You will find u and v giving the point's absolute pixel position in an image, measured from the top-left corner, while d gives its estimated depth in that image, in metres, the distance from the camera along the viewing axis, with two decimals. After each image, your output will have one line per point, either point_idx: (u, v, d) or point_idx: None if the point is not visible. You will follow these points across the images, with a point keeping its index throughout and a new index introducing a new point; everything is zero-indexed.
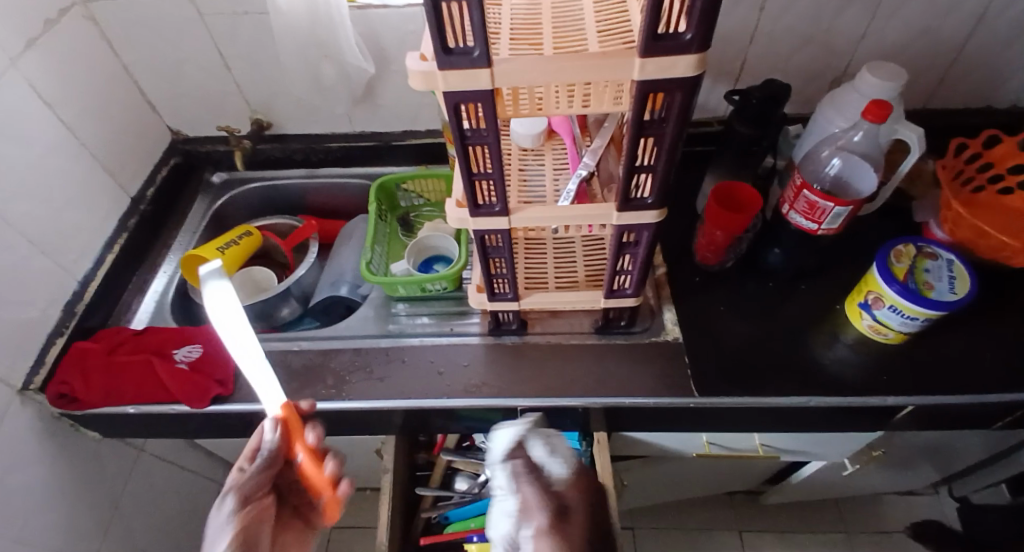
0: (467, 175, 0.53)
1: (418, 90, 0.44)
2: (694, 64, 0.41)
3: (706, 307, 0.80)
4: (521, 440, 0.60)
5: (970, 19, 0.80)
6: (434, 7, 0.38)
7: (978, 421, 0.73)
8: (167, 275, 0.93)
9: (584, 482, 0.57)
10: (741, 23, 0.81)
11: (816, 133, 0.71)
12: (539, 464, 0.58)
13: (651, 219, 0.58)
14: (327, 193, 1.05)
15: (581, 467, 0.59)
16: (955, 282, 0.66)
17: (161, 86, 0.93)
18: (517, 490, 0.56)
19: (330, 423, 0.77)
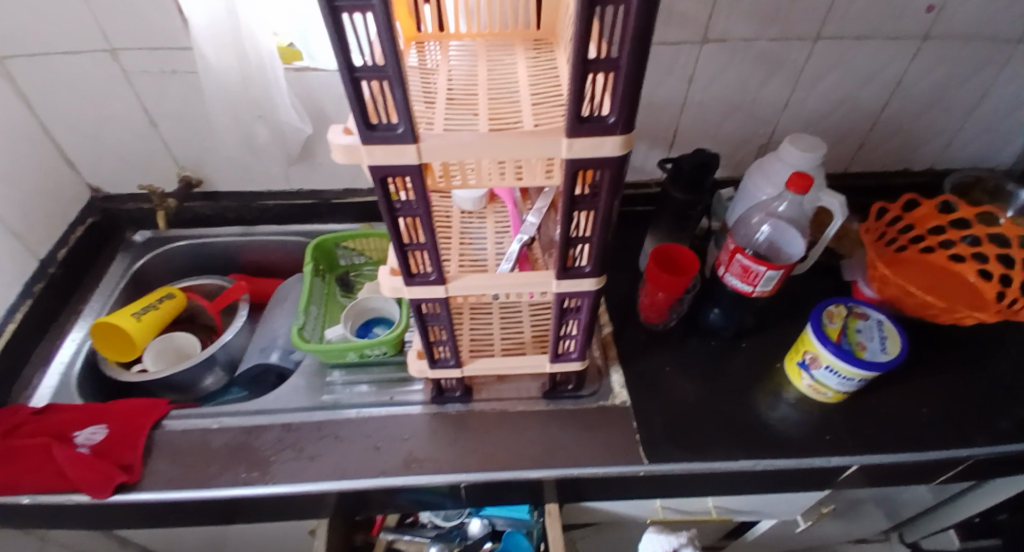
0: (398, 246, 0.51)
1: (341, 163, 0.42)
2: (620, 144, 0.42)
3: (652, 369, 0.78)
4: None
5: (881, 92, 0.87)
6: (354, 87, 0.37)
7: (920, 477, 0.74)
8: (75, 343, 0.84)
9: None
10: (673, 92, 0.84)
11: (745, 198, 0.73)
12: None
13: (590, 286, 0.57)
14: (262, 252, 1.01)
15: None
16: (887, 342, 0.68)
17: (82, 144, 0.87)
18: None
19: (255, 510, 0.69)
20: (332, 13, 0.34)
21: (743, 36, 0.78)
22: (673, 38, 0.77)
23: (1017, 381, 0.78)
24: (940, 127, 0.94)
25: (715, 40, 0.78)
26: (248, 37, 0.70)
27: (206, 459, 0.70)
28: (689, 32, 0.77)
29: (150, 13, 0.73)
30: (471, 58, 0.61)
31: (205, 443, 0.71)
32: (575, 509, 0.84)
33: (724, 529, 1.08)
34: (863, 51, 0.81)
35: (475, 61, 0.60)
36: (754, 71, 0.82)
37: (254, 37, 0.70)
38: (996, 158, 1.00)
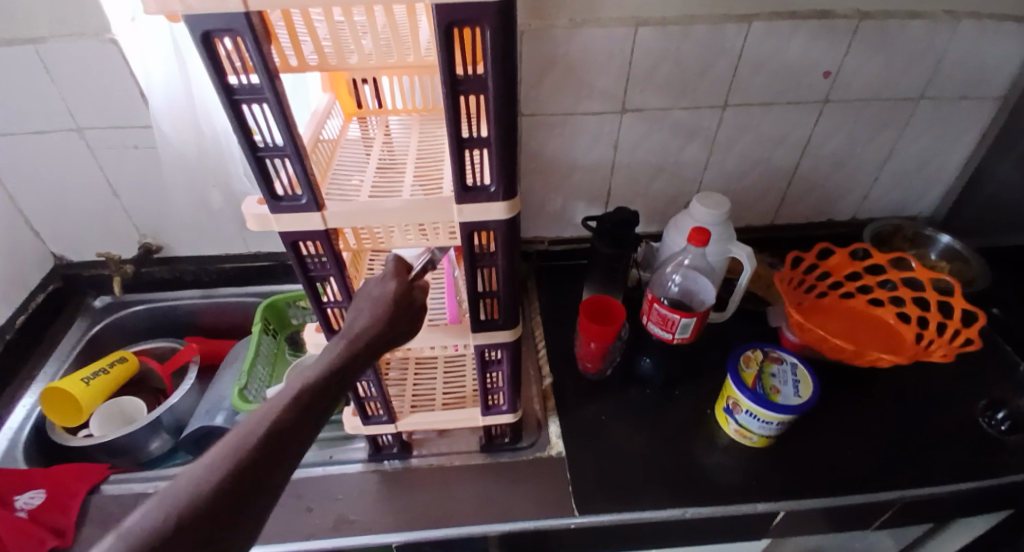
0: (316, 304, 0.55)
1: (254, 230, 0.46)
2: (505, 208, 0.47)
3: (588, 419, 0.80)
4: None
5: (793, 151, 0.95)
6: (257, 163, 0.42)
7: (851, 523, 0.75)
8: (25, 409, 0.86)
9: None
10: (602, 156, 0.91)
11: (665, 251, 0.79)
12: None
13: (505, 338, 0.60)
14: (221, 313, 1.04)
15: None
16: (799, 385, 0.71)
17: (46, 214, 0.92)
18: None
19: None
20: (232, 104, 0.39)
21: (659, 106, 0.86)
22: (596, 109, 0.85)
23: (937, 422, 0.81)
24: (855, 181, 1.01)
25: (634, 110, 0.86)
26: (204, 113, 0.77)
27: None
28: (609, 103, 0.85)
29: (114, 93, 0.79)
30: (404, 133, 0.67)
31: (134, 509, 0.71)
32: None
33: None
34: (770, 116, 0.89)
35: (409, 134, 0.66)
36: (672, 138, 0.90)
37: (208, 111, 0.77)
38: (913, 208, 1.07)
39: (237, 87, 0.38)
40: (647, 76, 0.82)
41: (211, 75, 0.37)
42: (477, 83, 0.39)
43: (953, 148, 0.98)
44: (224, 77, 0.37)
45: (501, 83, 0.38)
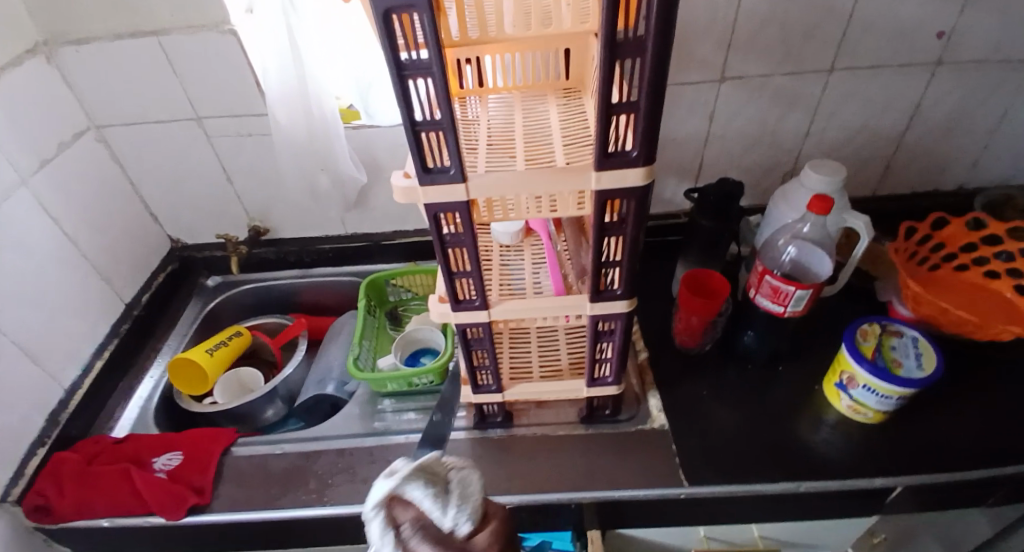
0: (448, 274, 0.57)
1: (401, 203, 0.49)
2: (643, 174, 0.47)
3: (689, 393, 0.80)
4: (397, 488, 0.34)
5: (900, 118, 0.90)
6: (415, 136, 0.44)
7: (970, 500, 0.72)
8: (153, 379, 0.94)
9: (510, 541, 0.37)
10: (696, 129, 0.90)
11: (773, 224, 0.79)
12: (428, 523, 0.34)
13: (621, 309, 0.61)
14: (319, 291, 1.09)
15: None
16: (922, 358, 0.70)
17: (164, 199, 0.98)
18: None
19: (302, 534, 0.73)
20: (400, 79, 0.41)
21: (759, 73, 0.84)
22: (693, 80, 0.84)
23: None
24: (966, 149, 0.95)
25: (732, 78, 0.84)
26: (315, 96, 0.80)
27: (267, 481, 0.75)
28: (707, 73, 0.83)
29: (231, 83, 0.84)
30: (506, 111, 0.65)
31: (267, 466, 0.76)
32: (622, 541, 0.82)
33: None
34: (878, 80, 0.85)
35: (511, 113, 0.64)
36: (771, 106, 0.88)
37: (318, 97, 0.80)
38: None
39: (408, 61, 0.40)
40: (749, 42, 0.80)
41: (386, 50, 0.39)
42: (634, 45, 0.39)
43: None
44: (397, 52, 0.39)
45: (660, 45, 0.39)
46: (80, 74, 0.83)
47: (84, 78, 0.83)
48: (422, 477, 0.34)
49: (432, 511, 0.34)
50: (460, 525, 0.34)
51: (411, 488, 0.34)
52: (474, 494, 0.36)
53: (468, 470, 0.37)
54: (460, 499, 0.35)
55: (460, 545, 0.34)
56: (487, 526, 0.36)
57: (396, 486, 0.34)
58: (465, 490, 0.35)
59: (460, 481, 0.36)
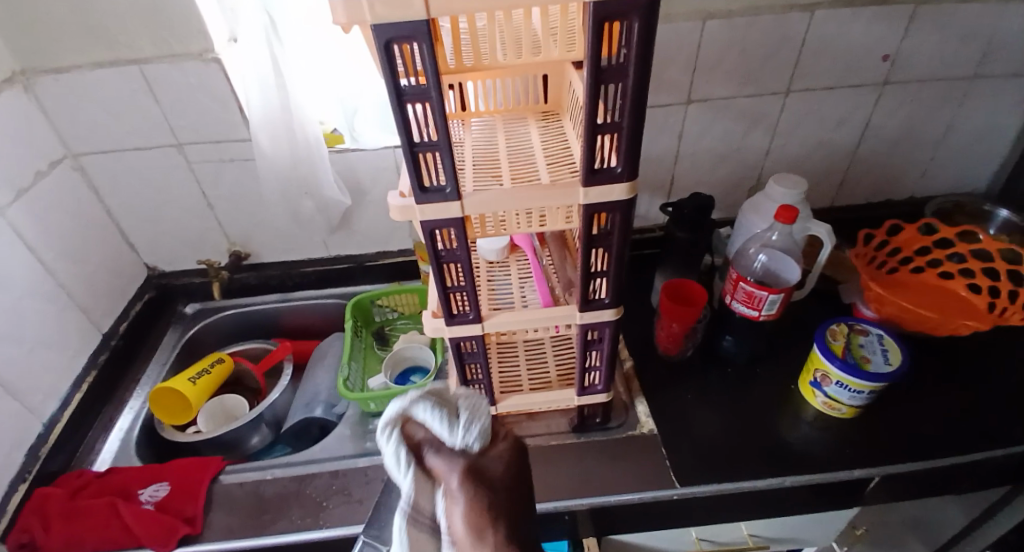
0: (443, 289, 0.59)
1: (397, 221, 0.51)
2: (627, 189, 0.51)
3: (674, 398, 0.83)
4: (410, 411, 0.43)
5: (853, 132, 0.97)
6: (413, 157, 0.46)
7: (940, 488, 0.77)
8: (134, 410, 0.91)
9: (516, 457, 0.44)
10: (666, 146, 0.95)
11: (744, 233, 0.83)
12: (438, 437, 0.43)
13: (609, 317, 0.64)
14: (301, 315, 1.09)
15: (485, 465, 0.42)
16: (888, 354, 0.74)
17: (142, 227, 0.98)
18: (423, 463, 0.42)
19: None
20: (400, 104, 0.43)
21: (723, 95, 0.89)
22: (662, 101, 0.89)
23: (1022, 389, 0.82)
24: (914, 160, 1.02)
25: (699, 100, 0.89)
26: (298, 122, 0.81)
27: (259, 508, 0.74)
28: (675, 95, 0.88)
29: (212, 110, 0.85)
30: (489, 133, 0.68)
31: (259, 492, 0.76)
32: (616, 547, 0.84)
33: (486, 507, 0.39)
34: (832, 99, 0.92)
35: (494, 135, 0.67)
36: (736, 124, 0.93)
37: (301, 121, 0.81)
38: (977, 184, 1.07)
39: (407, 87, 0.42)
40: (712, 66, 0.86)
41: (387, 77, 0.41)
42: (617, 71, 0.43)
43: (1014, 122, 0.98)
44: (397, 79, 0.41)
45: (641, 70, 0.43)
46: (56, 103, 0.82)
47: (61, 108, 0.83)
48: (434, 401, 0.44)
49: (441, 430, 0.43)
50: (467, 443, 0.42)
51: (420, 409, 0.43)
52: (481, 416, 0.43)
53: (475, 399, 0.45)
54: (465, 420, 0.43)
55: (466, 454, 0.42)
56: (494, 443, 0.44)
57: (406, 407, 0.43)
58: (472, 412, 0.43)
59: (468, 405, 0.44)
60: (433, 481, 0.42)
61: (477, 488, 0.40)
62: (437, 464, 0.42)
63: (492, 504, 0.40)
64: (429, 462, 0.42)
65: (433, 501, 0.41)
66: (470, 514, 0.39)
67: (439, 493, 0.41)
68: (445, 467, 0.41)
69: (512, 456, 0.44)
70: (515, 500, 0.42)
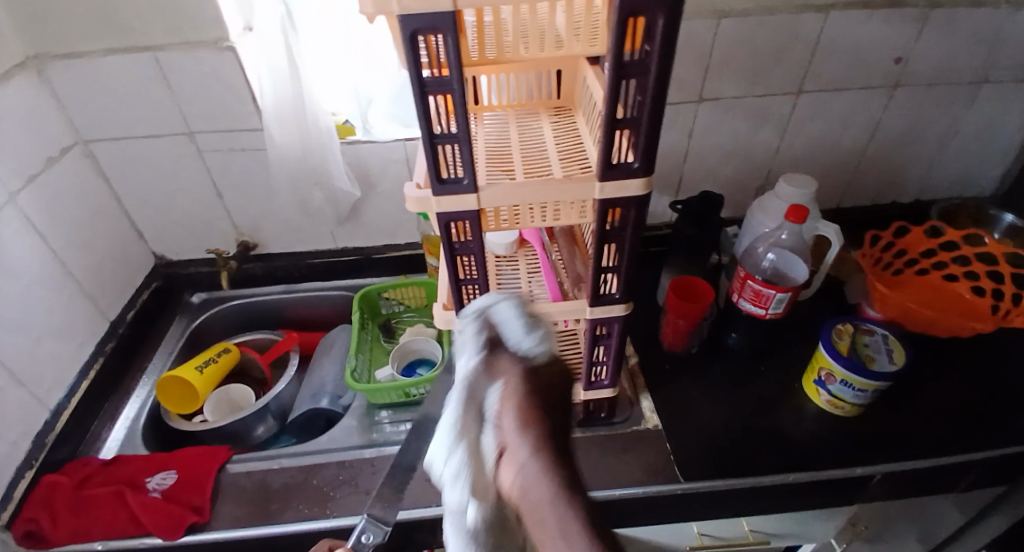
0: (455, 281, 0.59)
1: (414, 212, 0.51)
2: (643, 184, 0.51)
3: (679, 394, 0.84)
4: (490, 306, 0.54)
5: (861, 134, 0.97)
6: (433, 149, 0.46)
7: (940, 486, 0.77)
8: (140, 400, 0.92)
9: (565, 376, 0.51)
10: (675, 144, 0.95)
11: (752, 232, 0.84)
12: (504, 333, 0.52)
13: (619, 312, 0.64)
14: (307, 306, 1.09)
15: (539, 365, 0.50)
16: (893, 353, 0.76)
17: (151, 216, 0.98)
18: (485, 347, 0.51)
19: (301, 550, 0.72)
20: (421, 95, 0.43)
21: (734, 94, 0.90)
22: (673, 99, 0.89)
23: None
24: (920, 162, 1.03)
25: (710, 98, 0.90)
26: (310, 112, 0.81)
27: (266, 497, 0.75)
28: (686, 93, 0.89)
29: (225, 99, 0.85)
30: (503, 127, 0.68)
31: (266, 482, 0.76)
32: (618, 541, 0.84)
33: (534, 405, 0.45)
34: (841, 100, 0.92)
35: (507, 129, 0.67)
36: (745, 123, 0.93)
37: (314, 111, 0.81)
38: (983, 187, 1.08)
39: (430, 79, 0.42)
40: (724, 65, 0.86)
41: (410, 68, 0.41)
42: (638, 66, 0.43)
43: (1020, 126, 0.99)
44: (420, 71, 0.42)
45: (662, 66, 0.43)
46: (69, 89, 0.82)
47: (73, 94, 0.83)
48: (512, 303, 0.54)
49: (511, 327, 0.52)
50: (529, 344, 0.51)
51: (498, 307, 0.54)
52: (538, 329, 0.52)
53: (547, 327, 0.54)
54: (534, 328, 0.52)
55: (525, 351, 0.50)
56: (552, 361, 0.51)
57: (488, 302, 0.54)
58: (539, 327, 0.53)
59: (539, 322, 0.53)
60: (490, 374, 0.48)
61: (528, 389, 0.47)
62: (501, 353, 0.50)
63: (540, 404, 0.45)
64: (494, 360, 0.50)
65: (488, 389, 0.47)
66: (520, 410, 0.44)
67: (493, 387, 0.47)
68: (506, 366, 0.49)
69: (560, 379, 0.50)
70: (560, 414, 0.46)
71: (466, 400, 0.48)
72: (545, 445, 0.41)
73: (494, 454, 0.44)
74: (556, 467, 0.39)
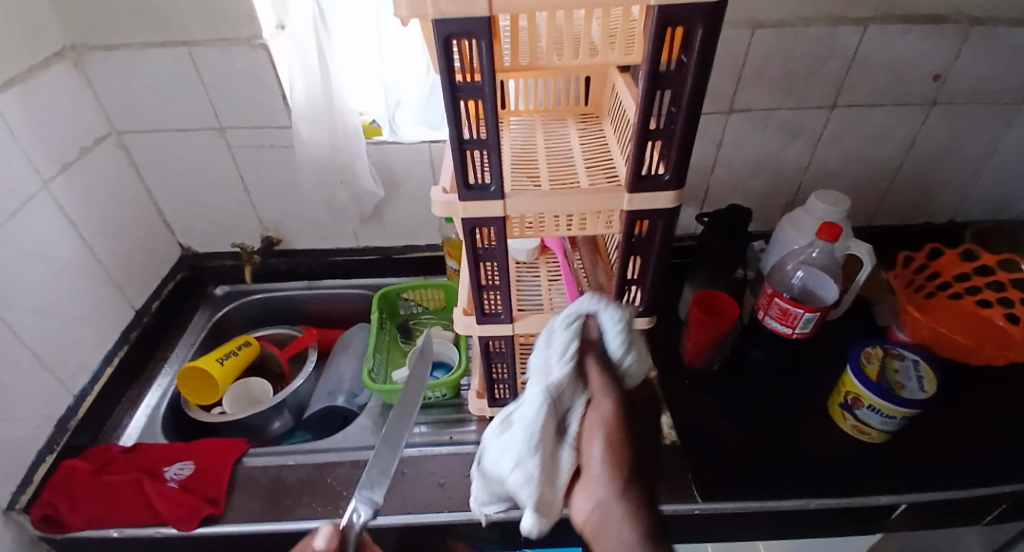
0: (477, 287, 0.58)
1: (440, 216, 0.51)
2: (673, 197, 0.50)
3: (698, 411, 0.82)
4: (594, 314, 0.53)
5: (897, 151, 0.95)
6: (461, 155, 0.46)
7: (963, 519, 0.75)
8: (161, 389, 0.93)
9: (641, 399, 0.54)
10: (703, 156, 0.94)
11: (780, 248, 0.82)
12: (602, 344, 0.53)
13: (641, 325, 0.63)
14: (327, 303, 1.10)
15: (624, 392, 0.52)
16: (923, 381, 0.73)
17: (179, 207, 0.99)
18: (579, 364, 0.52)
19: None
20: (452, 100, 0.43)
21: (765, 106, 0.88)
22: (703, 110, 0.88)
23: None
24: (957, 183, 1.00)
25: (741, 110, 0.88)
26: (338, 112, 0.82)
27: (279, 493, 0.75)
28: (717, 104, 0.87)
29: (256, 95, 0.86)
30: (530, 132, 0.67)
31: (280, 477, 0.77)
32: None
33: (621, 430, 0.48)
34: (877, 116, 0.90)
35: (534, 135, 0.67)
36: (776, 137, 0.92)
37: (342, 111, 0.82)
38: None
39: (462, 84, 0.42)
40: (757, 76, 0.84)
41: (443, 73, 0.41)
42: (674, 76, 0.42)
43: None
44: (452, 76, 0.42)
45: (698, 78, 0.42)
46: (105, 81, 0.84)
47: (109, 85, 0.84)
48: (619, 317, 0.52)
49: (612, 343, 0.52)
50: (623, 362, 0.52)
51: (603, 318, 0.52)
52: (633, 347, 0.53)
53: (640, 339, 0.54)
54: (630, 349, 0.52)
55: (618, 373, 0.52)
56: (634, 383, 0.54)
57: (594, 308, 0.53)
58: (633, 346, 0.53)
59: (634, 342, 0.53)
60: (582, 385, 0.52)
61: (618, 413, 0.49)
62: (593, 373, 0.51)
63: (629, 435, 0.48)
64: (587, 365, 0.51)
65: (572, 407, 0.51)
66: (607, 434, 0.48)
67: (582, 399, 0.51)
68: (598, 382, 0.50)
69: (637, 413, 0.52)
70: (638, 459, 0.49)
71: (549, 408, 0.50)
72: (623, 461, 0.47)
73: (570, 471, 0.51)
74: (637, 522, 0.43)
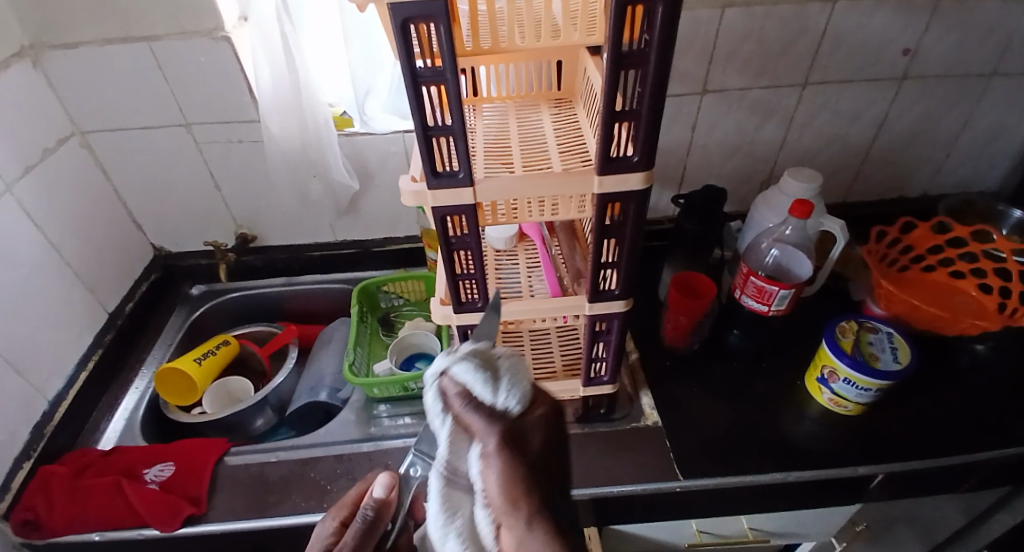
0: (451, 276, 0.58)
1: (410, 205, 0.51)
2: (643, 178, 0.50)
3: (680, 392, 0.83)
4: (447, 368, 0.43)
5: (869, 127, 0.96)
6: (427, 141, 0.45)
7: (943, 487, 0.77)
8: (139, 391, 0.91)
9: (547, 421, 0.43)
10: (679, 137, 0.94)
11: (755, 228, 0.83)
12: (471, 389, 0.42)
13: (618, 309, 0.63)
14: (306, 299, 1.09)
15: (522, 427, 0.42)
16: (898, 352, 0.74)
17: (149, 207, 0.97)
18: (449, 416, 0.42)
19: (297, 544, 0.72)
20: (414, 86, 0.42)
21: (738, 86, 0.88)
22: (676, 91, 0.88)
23: None
24: (927, 158, 1.01)
25: (714, 91, 0.88)
26: (308, 104, 0.80)
27: (263, 490, 0.74)
28: (690, 85, 0.87)
29: (222, 90, 0.84)
30: (502, 119, 0.67)
31: (264, 475, 0.76)
32: (616, 537, 0.84)
33: (519, 468, 0.38)
34: (848, 93, 0.90)
35: (506, 121, 0.66)
36: (749, 117, 0.92)
37: (311, 104, 0.81)
38: (991, 184, 1.06)
39: (423, 69, 0.42)
40: (729, 56, 0.84)
41: (403, 59, 0.40)
42: (637, 56, 0.42)
43: None
44: (413, 61, 0.41)
45: (662, 58, 0.42)
46: (64, 78, 0.81)
47: (68, 82, 0.82)
48: (475, 360, 0.43)
49: (480, 389, 0.42)
50: (507, 403, 0.42)
51: (461, 368, 0.42)
52: (521, 383, 0.43)
53: (519, 360, 0.44)
54: (507, 381, 0.42)
55: (506, 414, 0.42)
56: (535, 410, 0.44)
57: (448, 363, 0.43)
58: (514, 374, 0.43)
59: (510, 366, 0.43)
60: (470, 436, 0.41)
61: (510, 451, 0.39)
62: (473, 421, 0.41)
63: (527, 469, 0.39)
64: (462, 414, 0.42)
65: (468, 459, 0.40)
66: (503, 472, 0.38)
67: (474, 451, 0.40)
68: (480, 425, 0.41)
69: (555, 426, 0.44)
70: (551, 480, 0.40)
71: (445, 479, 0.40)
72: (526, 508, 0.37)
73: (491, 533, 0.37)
74: None
